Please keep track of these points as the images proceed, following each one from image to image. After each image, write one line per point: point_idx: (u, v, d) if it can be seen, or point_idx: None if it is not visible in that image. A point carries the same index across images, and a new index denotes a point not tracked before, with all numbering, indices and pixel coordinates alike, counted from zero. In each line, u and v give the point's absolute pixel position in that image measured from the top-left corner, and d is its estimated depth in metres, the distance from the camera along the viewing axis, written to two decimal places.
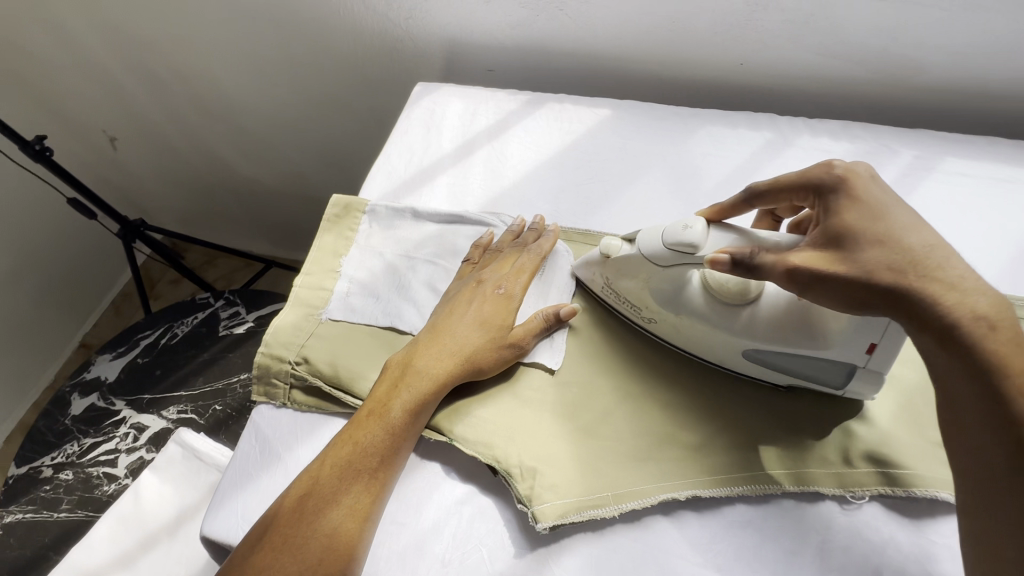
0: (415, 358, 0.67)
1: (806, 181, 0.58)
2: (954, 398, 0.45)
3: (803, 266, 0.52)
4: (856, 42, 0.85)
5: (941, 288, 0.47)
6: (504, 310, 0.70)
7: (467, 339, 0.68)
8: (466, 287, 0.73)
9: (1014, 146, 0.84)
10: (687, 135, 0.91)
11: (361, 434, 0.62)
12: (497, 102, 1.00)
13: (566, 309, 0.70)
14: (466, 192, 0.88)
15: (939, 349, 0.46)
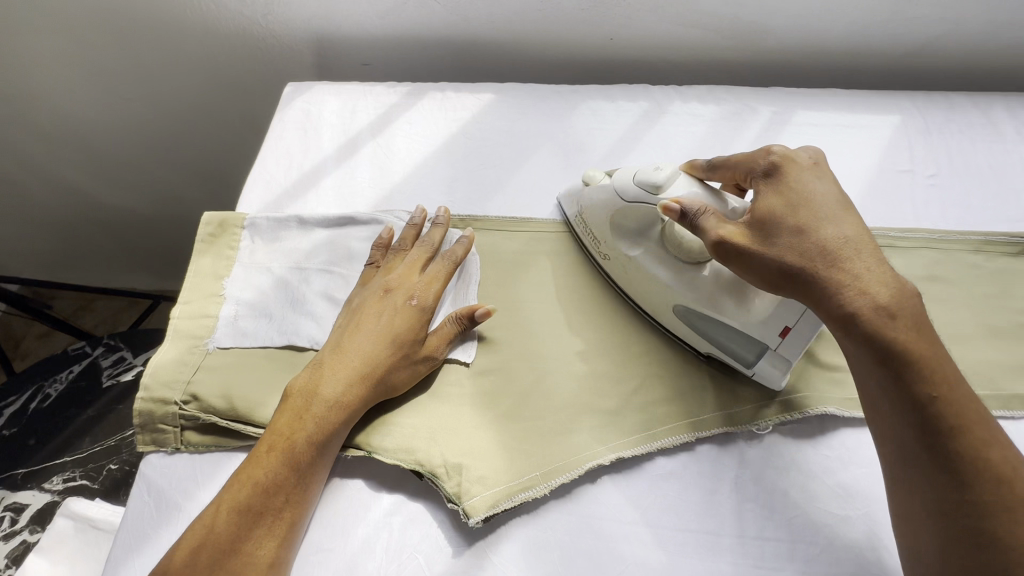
0: (321, 384, 0.62)
1: (746, 163, 0.63)
2: (867, 384, 0.51)
3: (729, 239, 0.57)
4: (708, 11, 0.91)
5: (842, 275, 0.51)
6: (415, 322, 0.67)
7: (375, 355, 0.64)
8: (373, 297, 0.69)
9: (850, 95, 0.94)
10: (570, 112, 0.93)
11: (262, 474, 0.57)
12: (377, 96, 0.96)
13: (481, 310, 0.67)
14: (356, 193, 0.84)
15: (843, 335, 0.51)
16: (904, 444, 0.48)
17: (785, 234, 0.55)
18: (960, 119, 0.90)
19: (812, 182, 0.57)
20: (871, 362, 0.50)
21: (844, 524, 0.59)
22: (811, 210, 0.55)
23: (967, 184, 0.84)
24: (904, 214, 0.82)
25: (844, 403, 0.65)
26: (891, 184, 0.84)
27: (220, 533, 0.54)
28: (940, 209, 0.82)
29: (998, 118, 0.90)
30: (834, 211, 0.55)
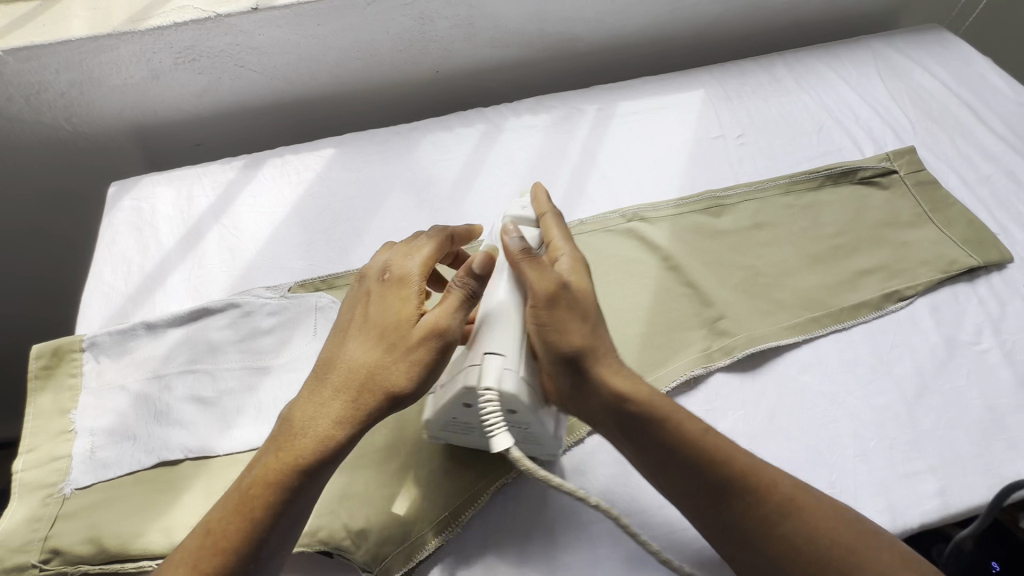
0: (316, 390, 0.57)
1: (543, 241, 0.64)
2: (669, 460, 0.55)
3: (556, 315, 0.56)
4: (515, 31, 0.98)
5: (615, 373, 0.57)
6: (402, 305, 0.59)
7: (363, 349, 0.58)
8: (357, 293, 0.62)
9: (660, 79, 1.04)
10: (413, 149, 0.95)
11: (254, 503, 0.52)
12: (212, 176, 0.92)
13: (477, 261, 0.58)
14: (209, 280, 0.80)
15: (644, 425, 0.56)
16: (745, 484, 0.53)
17: (568, 318, 0.56)
18: (752, 81, 1.02)
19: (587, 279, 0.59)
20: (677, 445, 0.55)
21: None
22: (590, 299, 0.58)
23: (769, 135, 0.95)
24: (724, 174, 0.91)
25: (709, 358, 0.72)
26: (708, 151, 0.94)
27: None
28: (752, 163, 0.92)
29: (780, 74, 1.03)
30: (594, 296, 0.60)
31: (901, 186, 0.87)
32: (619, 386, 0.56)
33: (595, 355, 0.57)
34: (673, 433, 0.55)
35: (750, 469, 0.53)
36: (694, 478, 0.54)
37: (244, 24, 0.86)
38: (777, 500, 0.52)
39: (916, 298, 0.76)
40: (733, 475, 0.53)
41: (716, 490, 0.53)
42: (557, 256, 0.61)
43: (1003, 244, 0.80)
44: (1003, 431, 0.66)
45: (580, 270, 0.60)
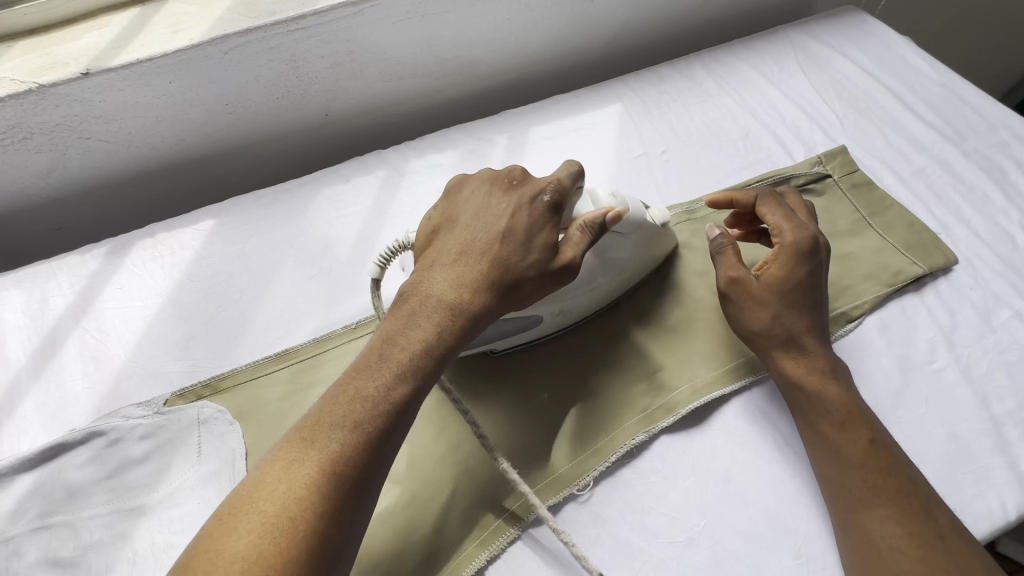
0: (452, 265, 0.55)
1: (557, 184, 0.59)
2: (852, 431, 0.58)
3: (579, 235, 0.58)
4: (406, 61, 0.87)
5: (822, 363, 0.62)
6: (545, 223, 0.57)
7: (497, 240, 0.56)
8: (492, 196, 0.59)
9: (575, 96, 0.95)
10: (305, 208, 0.84)
11: (391, 361, 0.49)
12: (69, 270, 0.79)
13: (614, 217, 0.58)
14: (69, 403, 0.68)
15: (840, 413, 0.59)
16: (853, 488, 0.56)
17: (746, 303, 0.64)
18: (670, 88, 0.95)
19: (808, 269, 0.64)
20: (865, 425, 0.59)
21: (688, 549, 0.58)
22: (789, 290, 0.64)
23: (695, 148, 0.88)
24: (651, 198, 0.83)
25: (652, 418, 0.64)
26: (632, 173, 0.86)
27: (344, 443, 0.44)
28: (679, 181, 0.85)
29: (699, 77, 0.96)
30: (808, 295, 0.64)
31: (837, 191, 0.81)
32: (804, 373, 0.62)
33: (778, 340, 0.63)
34: (852, 414, 0.59)
35: (884, 461, 0.56)
36: (828, 469, 0.58)
37: (77, 92, 0.73)
38: (892, 494, 0.54)
39: (863, 318, 0.70)
40: (873, 465, 0.56)
41: (841, 486, 0.57)
42: (782, 236, 0.66)
43: (945, 245, 0.75)
44: (969, 460, 0.61)
45: (777, 258, 0.65)
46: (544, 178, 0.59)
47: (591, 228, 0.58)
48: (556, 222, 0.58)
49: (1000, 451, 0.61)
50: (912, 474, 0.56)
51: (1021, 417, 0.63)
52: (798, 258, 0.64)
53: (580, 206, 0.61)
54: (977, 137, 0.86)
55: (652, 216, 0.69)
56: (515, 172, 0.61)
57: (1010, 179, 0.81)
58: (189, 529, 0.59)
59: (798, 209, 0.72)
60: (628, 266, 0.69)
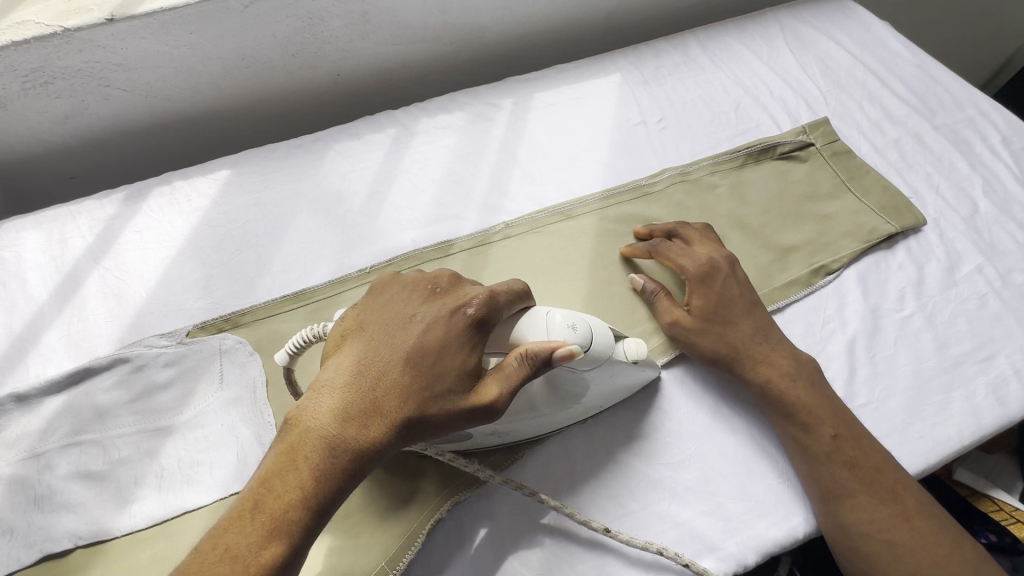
0: (354, 390, 0.48)
1: (489, 303, 0.52)
2: (816, 430, 0.62)
3: (502, 374, 0.51)
4: (418, 25, 0.91)
5: (776, 369, 0.65)
6: (468, 345, 0.51)
7: (409, 363, 0.50)
8: (411, 306, 0.53)
9: (577, 66, 1.00)
10: (318, 162, 0.87)
11: (262, 517, 0.43)
12: (87, 213, 0.81)
13: (562, 352, 0.51)
14: (94, 335, 0.71)
15: (801, 419, 0.63)
16: (827, 481, 0.60)
17: (690, 339, 0.68)
18: (667, 62, 1.00)
19: (726, 285, 0.70)
20: (826, 424, 0.62)
21: (679, 469, 0.63)
22: (716, 311, 0.68)
23: (689, 117, 0.93)
24: (648, 162, 0.89)
25: (649, 356, 0.70)
26: (630, 138, 0.91)
27: None
28: (674, 147, 0.90)
29: (694, 53, 1.01)
30: (738, 313, 0.69)
31: (819, 158, 0.87)
32: (763, 382, 0.65)
33: (727, 361, 0.66)
34: (815, 414, 0.62)
35: (848, 454, 0.60)
36: (800, 463, 0.62)
37: (100, 38, 0.75)
38: (860, 480, 0.59)
39: (841, 270, 0.77)
40: (838, 460, 0.60)
41: (813, 480, 0.61)
42: (685, 270, 0.71)
43: (916, 207, 0.82)
44: (931, 394, 0.68)
45: (693, 292, 0.70)
46: (473, 290, 0.53)
47: (529, 362, 0.51)
48: (481, 342, 0.52)
49: (957, 386, 0.68)
50: (871, 451, 0.61)
51: (978, 358, 0.70)
52: (708, 284, 0.70)
53: (532, 330, 0.54)
54: (947, 113, 0.93)
55: (624, 350, 0.61)
56: (439, 280, 0.55)
57: (975, 151, 0.88)
58: (216, 447, 0.63)
59: (698, 235, 0.76)
60: (583, 396, 0.61)
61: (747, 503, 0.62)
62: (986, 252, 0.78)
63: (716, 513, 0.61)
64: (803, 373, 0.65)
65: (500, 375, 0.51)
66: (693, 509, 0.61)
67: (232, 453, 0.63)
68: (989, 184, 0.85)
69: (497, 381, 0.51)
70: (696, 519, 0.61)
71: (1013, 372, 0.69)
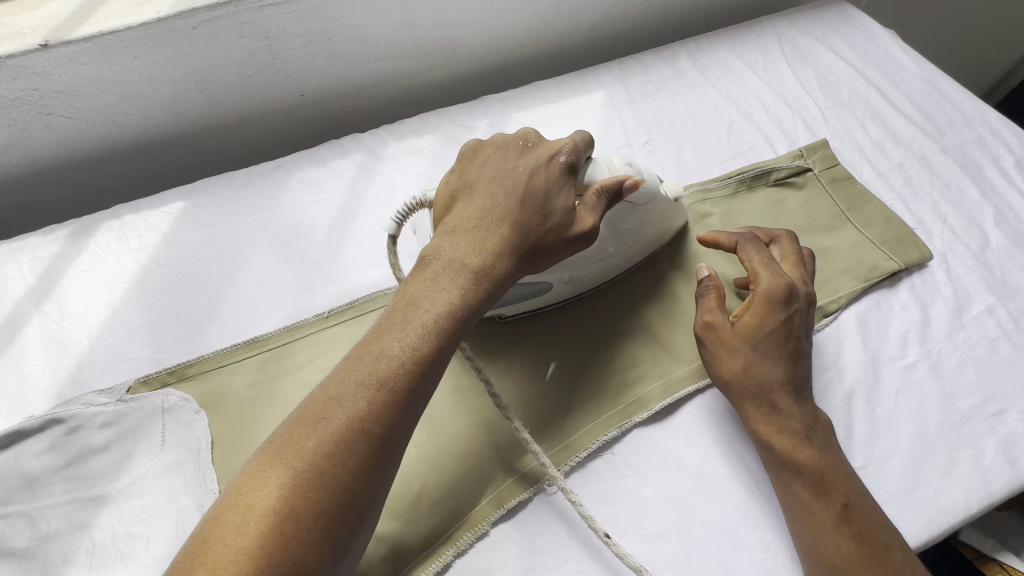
0: (471, 226, 0.55)
1: (560, 155, 0.56)
2: (822, 495, 0.56)
3: (596, 202, 0.57)
4: (385, 42, 0.85)
5: (797, 424, 0.59)
6: (569, 182, 0.56)
7: (512, 204, 0.55)
8: (505, 164, 0.58)
9: (558, 83, 0.94)
10: (278, 192, 0.81)
11: (393, 347, 0.47)
12: (29, 252, 0.76)
13: (630, 184, 0.58)
14: (29, 389, 0.66)
15: (811, 480, 0.57)
16: (828, 554, 0.54)
17: (718, 351, 0.63)
18: (655, 77, 0.93)
19: (789, 317, 0.62)
20: (838, 491, 0.56)
21: (659, 541, 0.58)
22: (764, 338, 0.61)
23: (678, 139, 0.87)
24: None
25: (627, 413, 0.64)
26: None
27: (368, 406, 0.44)
28: (661, 172, 0.84)
29: (685, 67, 0.95)
30: (785, 353, 0.61)
31: (817, 184, 0.81)
32: (772, 432, 0.59)
33: (748, 394, 0.61)
34: (827, 476, 0.57)
35: (857, 526, 0.54)
36: (800, 530, 0.56)
37: (36, 64, 0.70)
38: (867, 558, 0.53)
39: (839, 312, 0.71)
40: (845, 531, 0.54)
41: (813, 550, 0.55)
42: (756, 281, 0.64)
43: (921, 241, 0.75)
44: (935, 454, 0.62)
45: (753, 306, 0.63)
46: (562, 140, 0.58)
47: (604, 195, 0.57)
48: (574, 184, 0.57)
49: (965, 445, 0.62)
50: (882, 527, 0.55)
51: (988, 412, 0.64)
52: (772, 306, 0.62)
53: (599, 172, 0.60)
54: (956, 133, 0.86)
55: (665, 191, 0.69)
56: (525, 143, 0.59)
57: (986, 175, 0.82)
58: (153, 518, 0.58)
59: (787, 256, 0.69)
60: (639, 235, 0.68)
61: None
62: (997, 291, 0.72)
63: None
64: (822, 434, 0.59)
65: (591, 204, 0.57)
66: None
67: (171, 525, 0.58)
68: (1001, 213, 0.78)
69: (582, 213, 0.56)
70: None
71: None
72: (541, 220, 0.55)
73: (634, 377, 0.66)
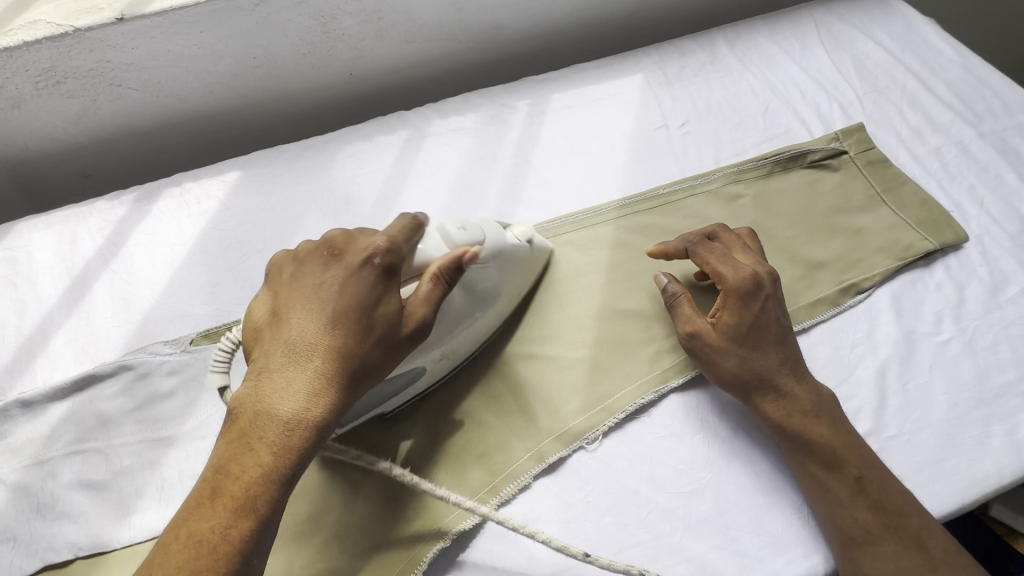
0: (296, 337, 0.50)
1: (386, 251, 0.53)
2: (833, 473, 0.58)
3: (426, 292, 0.54)
4: (432, 23, 0.88)
5: (800, 405, 0.61)
6: (386, 286, 0.52)
7: (343, 306, 0.51)
8: (311, 277, 0.53)
9: (597, 66, 0.96)
10: (328, 164, 0.85)
11: (268, 409, 0.47)
12: (98, 214, 0.80)
13: (467, 258, 0.55)
14: (101, 339, 0.71)
15: (819, 462, 0.59)
16: (847, 526, 0.56)
17: (708, 354, 0.63)
18: (691, 62, 0.95)
19: (763, 307, 0.64)
20: (845, 469, 0.58)
21: (693, 500, 0.60)
22: (747, 333, 0.63)
23: (714, 121, 0.89)
24: (669, 168, 0.84)
25: (662, 379, 0.66)
26: (650, 143, 0.87)
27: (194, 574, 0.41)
28: (697, 153, 0.86)
29: (721, 53, 0.96)
30: (769, 343, 0.63)
31: (852, 167, 0.82)
32: (784, 417, 0.60)
33: (750, 384, 0.62)
34: (836, 456, 0.58)
35: (872, 497, 0.56)
36: (819, 505, 0.58)
37: (111, 37, 0.74)
38: (884, 528, 0.55)
39: (873, 290, 0.72)
40: (862, 503, 0.56)
41: (833, 522, 0.57)
42: (724, 280, 0.65)
43: (957, 223, 0.76)
44: (968, 426, 0.63)
45: (726, 305, 0.64)
46: (374, 237, 0.54)
47: (441, 280, 0.55)
48: (396, 284, 0.53)
49: (997, 419, 0.64)
50: (897, 496, 0.57)
51: (1022, 389, 0.65)
52: (745, 302, 0.64)
53: (429, 254, 0.57)
54: (995, 119, 0.87)
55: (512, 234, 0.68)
56: (329, 251, 0.54)
57: None
58: None
59: (735, 245, 0.70)
60: (500, 293, 0.66)
61: (764, 538, 0.59)
62: None
63: (730, 549, 0.58)
64: (827, 412, 0.61)
65: (425, 292, 0.54)
66: (706, 543, 0.58)
67: None
68: None
69: (414, 307, 0.53)
70: (709, 554, 0.58)
71: None
72: (391, 311, 0.52)
73: (669, 346, 0.68)
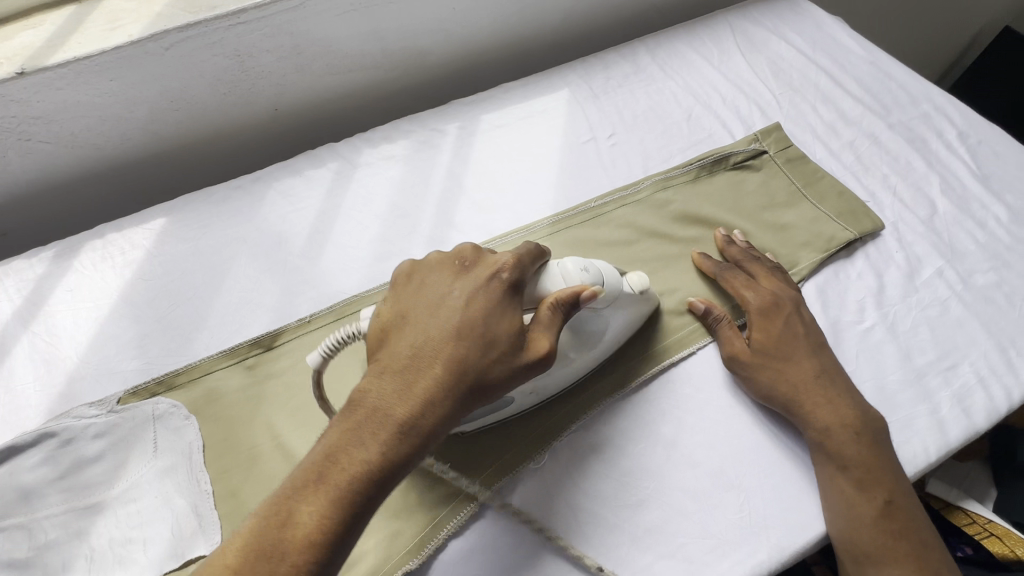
0: (420, 346, 0.49)
1: (513, 269, 0.53)
2: (863, 491, 0.59)
3: (542, 320, 0.53)
4: (354, 53, 0.88)
5: (844, 427, 0.62)
6: (512, 305, 0.52)
7: (466, 322, 0.50)
8: (444, 283, 0.53)
9: (525, 83, 0.97)
10: (258, 202, 0.84)
11: (386, 415, 0.46)
12: (14, 275, 0.77)
13: (587, 294, 0.55)
14: (21, 407, 0.67)
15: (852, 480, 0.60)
16: (864, 545, 0.58)
17: (748, 372, 0.66)
18: (615, 74, 0.97)
19: (787, 320, 0.68)
20: (881, 491, 0.59)
21: (638, 510, 0.61)
22: (777, 347, 0.67)
23: (641, 131, 0.91)
24: (599, 180, 0.86)
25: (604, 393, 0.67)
26: (580, 157, 0.88)
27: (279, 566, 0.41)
28: (626, 163, 0.88)
29: (644, 62, 0.99)
30: (802, 357, 0.66)
31: (773, 166, 0.85)
32: (821, 434, 0.62)
33: (787, 403, 0.64)
34: (875, 478, 0.60)
35: (896, 522, 0.59)
36: (837, 516, 0.59)
37: (12, 92, 0.72)
38: (900, 551, 0.58)
39: (800, 284, 0.74)
40: (884, 526, 0.58)
41: (846, 536, 0.59)
42: (746, 302, 0.71)
43: (873, 212, 0.80)
44: (895, 409, 0.66)
45: (755, 323, 0.69)
46: (502, 255, 0.55)
47: (559, 306, 0.54)
48: (519, 301, 0.53)
49: (922, 399, 0.66)
50: (916, 524, 0.59)
51: (942, 367, 0.68)
52: (769, 317, 0.69)
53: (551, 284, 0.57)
54: (902, 110, 0.91)
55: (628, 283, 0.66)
56: (463, 262, 0.55)
57: (931, 148, 0.87)
58: (151, 521, 0.60)
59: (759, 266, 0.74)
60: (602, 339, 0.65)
61: (709, 542, 0.59)
62: (946, 254, 0.76)
63: (676, 557, 0.59)
64: (872, 435, 0.62)
65: (544, 317, 0.53)
66: (653, 553, 0.59)
67: (168, 527, 0.59)
68: (946, 182, 0.83)
69: (537, 331, 0.53)
70: (656, 564, 0.58)
71: (978, 380, 0.67)
72: (515, 329, 0.51)
73: (609, 359, 0.69)
